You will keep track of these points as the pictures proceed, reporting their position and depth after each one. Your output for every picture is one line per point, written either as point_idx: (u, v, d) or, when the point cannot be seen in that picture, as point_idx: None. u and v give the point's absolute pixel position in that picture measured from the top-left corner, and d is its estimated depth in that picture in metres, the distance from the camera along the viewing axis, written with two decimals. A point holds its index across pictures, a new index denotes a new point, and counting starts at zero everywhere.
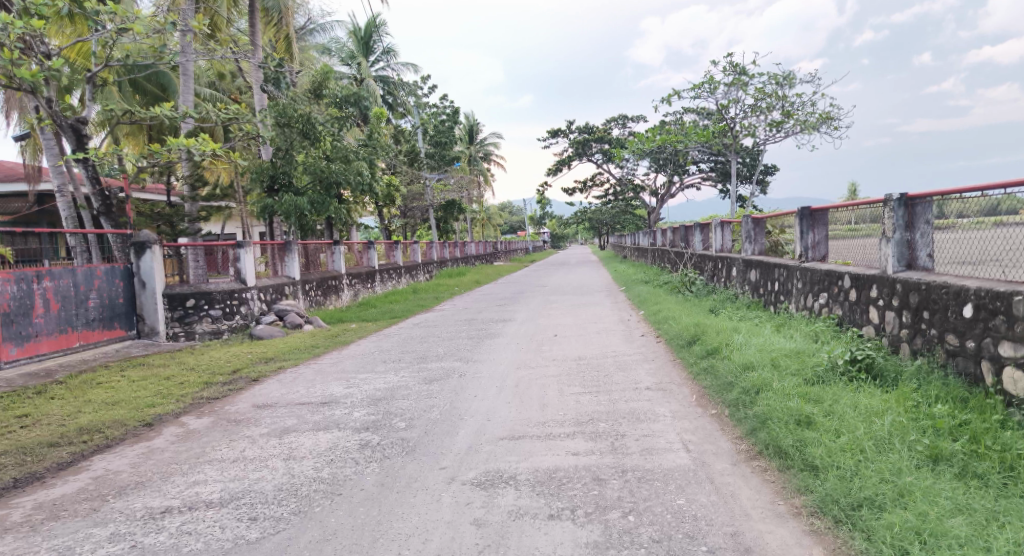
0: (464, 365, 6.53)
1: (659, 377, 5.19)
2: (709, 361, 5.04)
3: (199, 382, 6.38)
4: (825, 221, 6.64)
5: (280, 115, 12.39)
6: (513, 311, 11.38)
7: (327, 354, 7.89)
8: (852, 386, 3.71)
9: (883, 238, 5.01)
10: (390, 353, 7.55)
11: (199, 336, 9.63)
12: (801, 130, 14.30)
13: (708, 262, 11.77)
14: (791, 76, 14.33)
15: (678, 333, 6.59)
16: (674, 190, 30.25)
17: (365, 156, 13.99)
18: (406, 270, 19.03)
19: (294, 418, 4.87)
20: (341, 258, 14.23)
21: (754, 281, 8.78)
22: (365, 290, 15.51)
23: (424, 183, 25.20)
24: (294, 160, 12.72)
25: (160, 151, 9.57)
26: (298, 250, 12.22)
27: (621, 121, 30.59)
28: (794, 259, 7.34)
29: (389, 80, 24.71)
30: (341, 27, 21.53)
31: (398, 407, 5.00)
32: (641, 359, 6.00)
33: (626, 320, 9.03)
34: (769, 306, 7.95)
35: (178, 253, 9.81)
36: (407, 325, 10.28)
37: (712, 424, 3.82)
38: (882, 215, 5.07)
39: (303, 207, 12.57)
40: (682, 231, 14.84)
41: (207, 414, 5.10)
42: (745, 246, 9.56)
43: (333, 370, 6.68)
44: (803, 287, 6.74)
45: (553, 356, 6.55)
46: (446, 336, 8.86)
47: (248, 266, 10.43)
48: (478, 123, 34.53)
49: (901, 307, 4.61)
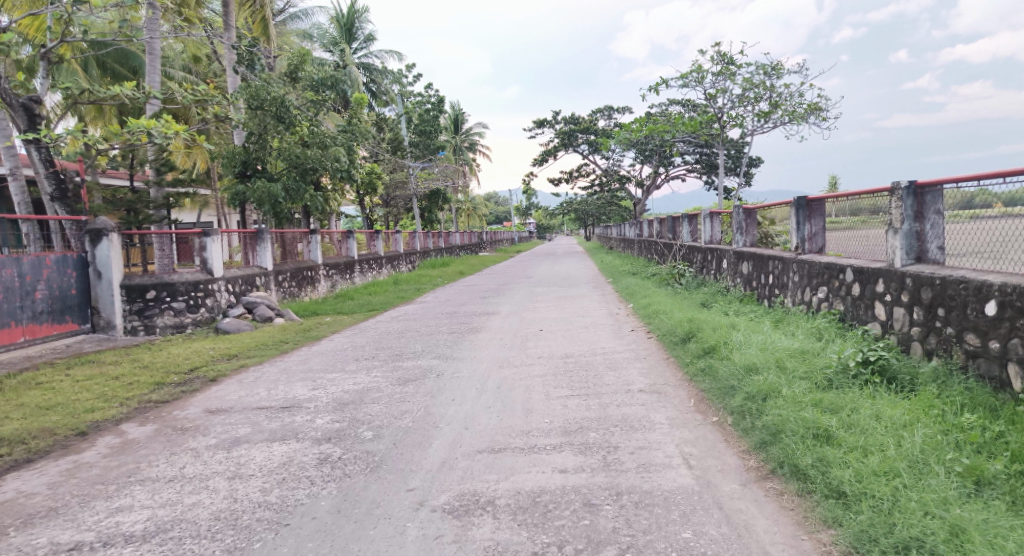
0: (441, 364, 6.09)
1: (652, 378, 4.79)
2: (705, 362, 4.64)
3: (152, 382, 5.87)
4: (822, 211, 6.29)
5: (253, 99, 11.45)
6: (496, 303, 10.94)
7: (296, 350, 7.40)
8: (868, 391, 3.32)
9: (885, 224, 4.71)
10: (363, 349, 7.09)
11: (160, 330, 9.07)
12: (790, 120, 13.95)
13: (697, 254, 11.41)
14: (780, 65, 13.89)
15: (671, 328, 6.20)
16: (659, 181, 29.91)
17: (344, 142, 13.24)
18: (387, 260, 18.47)
19: (250, 426, 4.39)
20: (319, 248, 13.64)
21: (746, 274, 8.41)
22: (344, 281, 14.96)
23: (406, 171, 24.61)
24: (268, 145, 12.01)
25: (121, 135, 8.92)
26: (271, 239, 11.59)
27: (607, 111, 30.13)
28: (790, 251, 6.97)
29: (372, 67, 23.81)
30: (320, 12, 20.67)
31: (366, 412, 4.55)
32: (632, 358, 5.59)
33: (615, 314, 8.63)
34: (763, 301, 7.59)
35: (139, 240, 9.14)
36: (385, 318, 9.81)
37: (715, 435, 3.43)
38: (888, 205, 4.67)
39: (276, 194, 11.93)
40: (670, 222, 14.46)
41: (151, 421, 4.69)
42: (737, 237, 9.16)
43: (299, 369, 6.20)
44: (801, 280, 6.39)
45: (538, 354, 6.13)
46: (425, 330, 8.39)
47: (215, 256, 9.84)
48: (463, 113, 33.92)
49: (912, 302, 4.23)
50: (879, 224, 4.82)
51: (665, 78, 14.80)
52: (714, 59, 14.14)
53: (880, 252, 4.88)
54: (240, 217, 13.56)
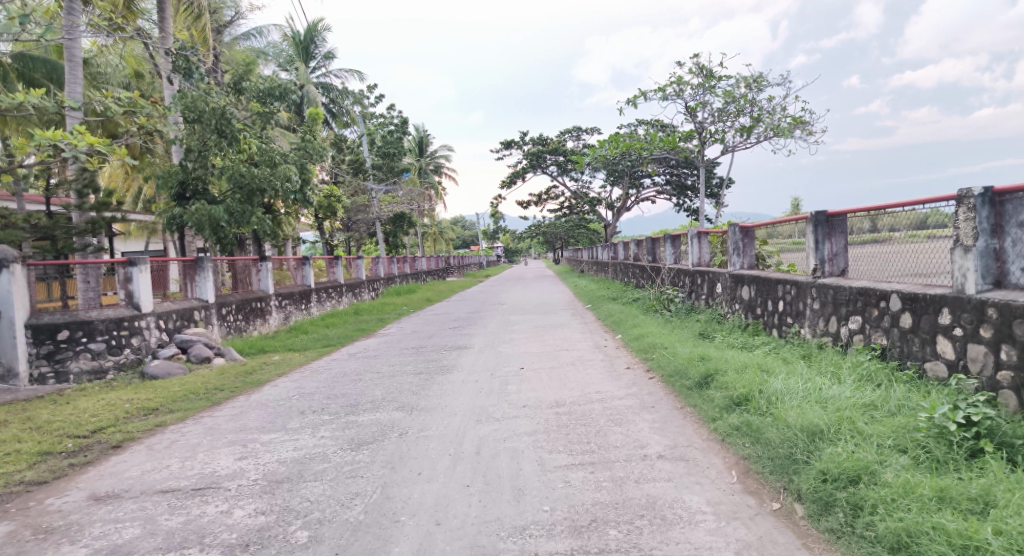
0: (406, 418, 4.99)
1: (670, 438, 3.81)
2: (741, 418, 3.68)
3: (34, 452, 4.61)
4: (843, 228, 5.52)
5: (190, 110, 10.27)
6: (468, 335, 9.86)
7: (232, 401, 6.16)
8: (1001, 473, 2.36)
9: (928, 236, 4.16)
10: (313, 399, 5.93)
11: (74, 377, 7.69)
12: (773, 135, 13.41)
13: (684, 277, 10.58)
14: (761, 77, 13.35)
15: (679, 368, 5.25)
16: (630, 202, 29.34)
17: (297, 160, 12.02)
18: (347, 286, 17.20)
19: (140, 526, 3.23)
20: (270, 276, 12.41)
21: (748, 299, 7.57)
22: (300, 312, 13.67)
23: (369, 194, 23.39)
24: (210, 163, 10.85)
25: (27, 151, 7.53)
26: (212, 267, 10.29)
27: (575, 133, 29.64)
28: (805, 274, 6.14)
29: (332, 88, 22.82)
30: (275, 30, 19.65)
31: (306, 496, 3.44)
32: (638, 408, 4.61)
33: (603, 347, 7.65)
34: (773, 331, 6.75)
35: (49, 272, 7.77)
36: (341, 356, 8.65)
37: (788, 537, 2.44)
38: (952, 217, 3.84)
39: (218, 217, 10.64)
40: (648, 243, 13.71)
41: (10, 518, 3.48)
42: (732, 258, 8.36)
43: (229, 429, 5.01)
44: (823, 308, 5.57)
45: (523, 402, 5.09)
46: (386, 371, 7.23)
47: (144, 289, 8.54)
48: (428, 135, 33.08)
49: (998, 340, 3.38)
50: (917, 241, 4.26)
51: (642, 93, 14.13)
52: (693, 72, 13.53)
53: (923, 268, 4.25)
54: (178, 243, 12.17)
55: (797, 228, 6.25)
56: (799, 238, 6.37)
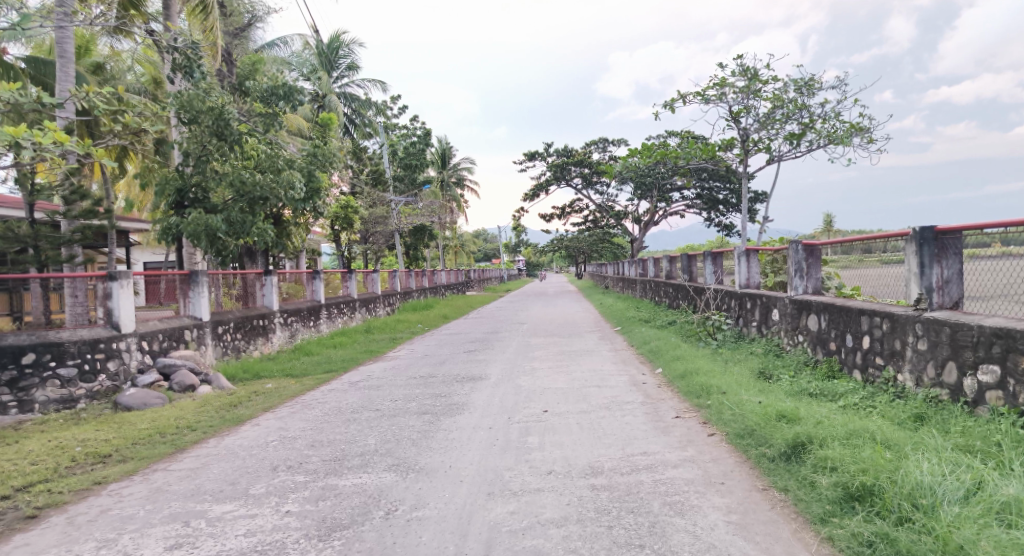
0: (401, 484, 3.88)
1: (764, 548, 2.64)
2: (873, 527, 2.54)
3: None
4: (957, 248, 4.35)
5: (185, 110, 9.32)
6: (484, 363, 8.76)
7: (199, 445, 5.13)
8: None
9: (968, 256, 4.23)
10: (292, 449, 4.86)
11: (40, 406, 6.64)
12: (825, 143, 12.14)
13: (730, 301, 9.35)
14: (812, 80, 12.12)
15: (751, 427, 4.08)
16: (657, 217, 28.18)
17: (303, 167, 10.99)
18: (361, 302, 16.27)
19: None
20: (275, 292, 11.46)
21: (818, 331, 6.31)
22: (307, 330, 12.71)
23: (388, 205, 22.03)
24: (210, 170, 9.84)
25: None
26: (208, 282, 9.33)
27: (601, 144, 28.58)
28: (902, 306, 4.93)
29: (355, 97, 22.27)
30: (299, 39, 19.05)
31: None
32: (703, 485, 3.44)
33: (641, 384, 6.48)
34: (854, 373, 5.53)
35: (39, 285, 6.85)
36: (342, 386, 7.61)
37: None
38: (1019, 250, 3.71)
39: (216, 227, 9.57)
40: (684, 261, 12.52)
41: None
42: (793, 281, 7.07)
43: (177, 492, 3.93)
44: (931, 351, 4.38)
45: (548, 467, 3.96)
46: (387, 409, 6.14)
47: (124, 307, 7.52)
48: (450, 147, 32.32)
49: None
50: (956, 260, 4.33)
51: (681, 97, 12.97)
52: (737, 74, 12.31)
53: (981, 290, 4.08)
54: (177, 255, 11.29)
55: (884, 245, 5.20)
56: (875, 258, 5.44)
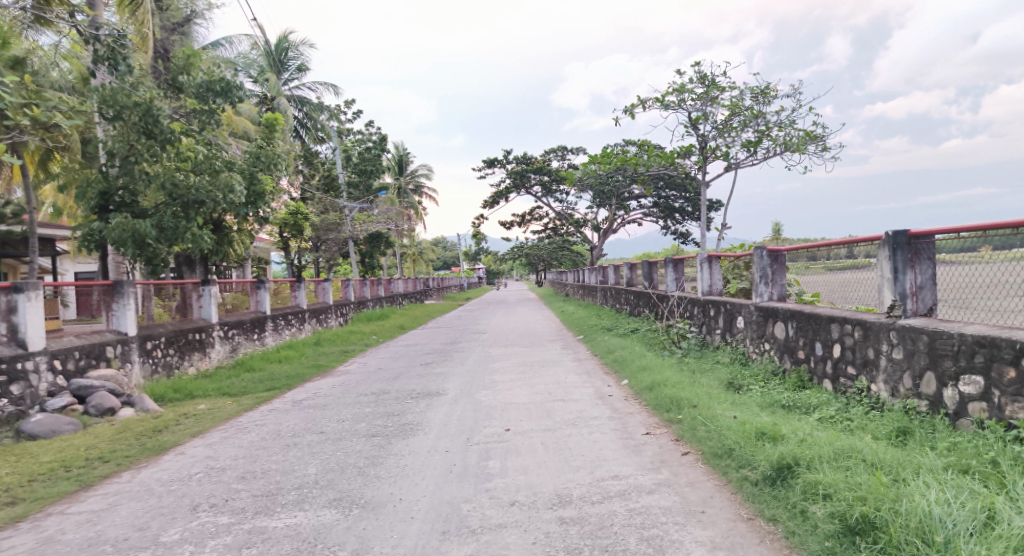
0: (341, 524, 3.39)
1: None
2: None
3: None
4: (930, 253, 4.19)
5: (107, 104, 8.55)
6: (441, 376, 8.27)
7: (108, 481, 4.49)
8: None
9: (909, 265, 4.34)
10: (219, 482, 4.28)
11: None
12: (780, 151, 12.19)
13: (694, 308, 9.15)
14: (768, 88, 12.19)
15: (730, 447, 3.77)
16: (616, 224, 28.22)
17: (245, 170, 10.31)
18: (311, 313, 15.51)
19: None
20: (214, 303, 10.67)
21: (785, 339, 6.11)
22: (250, 343, 11.93)
23: (342, 211, 21.36)
24: (137, 171, 9.07)
25: None
26: (135, 293, 8.56)
27: (560, 152, 28.51)
28: (874, 313, 4.74)
29: (307, 101, 21.49)
30: (246, 38, 18.20)
31: None
32: (683, 516, 3.08)
33: (607, 397, 6.15)
34: (824, 383, 5.32)
35: None
36: (285, 406, 7.00)
37: None
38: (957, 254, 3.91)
39: (145, 233, 8.80)
40: (645, 268, 12.35)
41: None
42: (758, 288, 6.86)
43: (70, 543, 3.34)
44: (908, 361, 4.17)
45: (510, 499, 3.54)
46: (334, 431, 5.61)
47: (32, 321, 6.71)
48: (408, 154, 31.70)
49: None
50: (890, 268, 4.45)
51: (640, 103, 12.87)
52: (695, 81, 12.29)
53: (963, 298, 3.90)
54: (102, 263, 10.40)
55: (828, 253, 5.30)
56: (821, 265, 5.58)
